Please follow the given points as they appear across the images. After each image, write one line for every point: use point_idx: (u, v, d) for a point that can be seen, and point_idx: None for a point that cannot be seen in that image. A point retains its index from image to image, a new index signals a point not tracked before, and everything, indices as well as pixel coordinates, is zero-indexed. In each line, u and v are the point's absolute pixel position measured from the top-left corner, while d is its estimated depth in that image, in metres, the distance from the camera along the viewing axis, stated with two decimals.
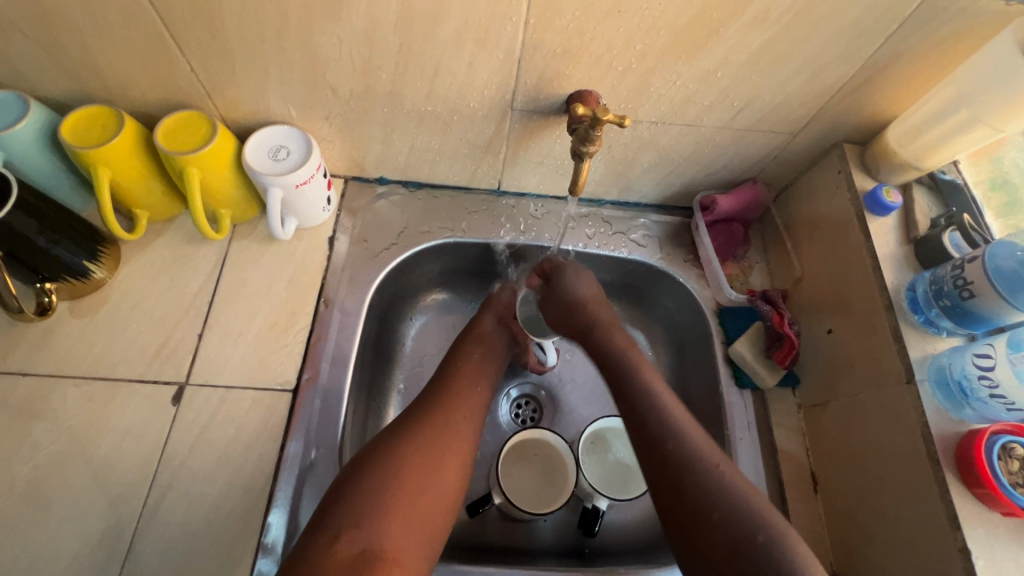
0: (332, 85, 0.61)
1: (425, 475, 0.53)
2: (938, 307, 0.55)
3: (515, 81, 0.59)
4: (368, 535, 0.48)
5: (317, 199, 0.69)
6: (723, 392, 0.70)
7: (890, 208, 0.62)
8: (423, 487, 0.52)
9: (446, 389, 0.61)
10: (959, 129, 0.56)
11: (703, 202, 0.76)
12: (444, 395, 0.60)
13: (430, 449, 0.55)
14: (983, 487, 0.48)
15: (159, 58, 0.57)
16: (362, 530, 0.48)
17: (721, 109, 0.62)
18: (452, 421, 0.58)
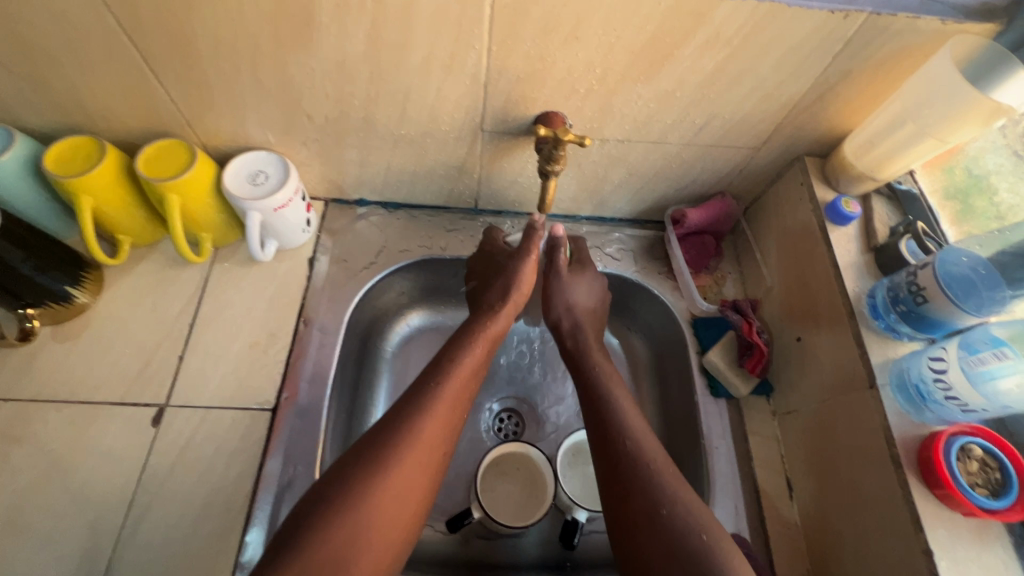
0: (307, 112, 0.63)
1: (398, 516, 0.49)
2: (895, 312, 0.57)
3: (483, 103, 0.62)
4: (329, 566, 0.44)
5: (295, 221, 0.71)
6: (698, 401, 0.71)
7: (850, 218, 0.64)
8: (394, 528, 0.48)
9: (433, 407, 0.54)
10: (910, 140, 0.59)
11: (675, 215, 0.79)
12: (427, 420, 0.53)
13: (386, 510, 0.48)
14: (943, 488, 0.49)
15: (139, 89, 0.60)
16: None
17: (683, 127, 0.65)
18: (431, 447, 0.52)
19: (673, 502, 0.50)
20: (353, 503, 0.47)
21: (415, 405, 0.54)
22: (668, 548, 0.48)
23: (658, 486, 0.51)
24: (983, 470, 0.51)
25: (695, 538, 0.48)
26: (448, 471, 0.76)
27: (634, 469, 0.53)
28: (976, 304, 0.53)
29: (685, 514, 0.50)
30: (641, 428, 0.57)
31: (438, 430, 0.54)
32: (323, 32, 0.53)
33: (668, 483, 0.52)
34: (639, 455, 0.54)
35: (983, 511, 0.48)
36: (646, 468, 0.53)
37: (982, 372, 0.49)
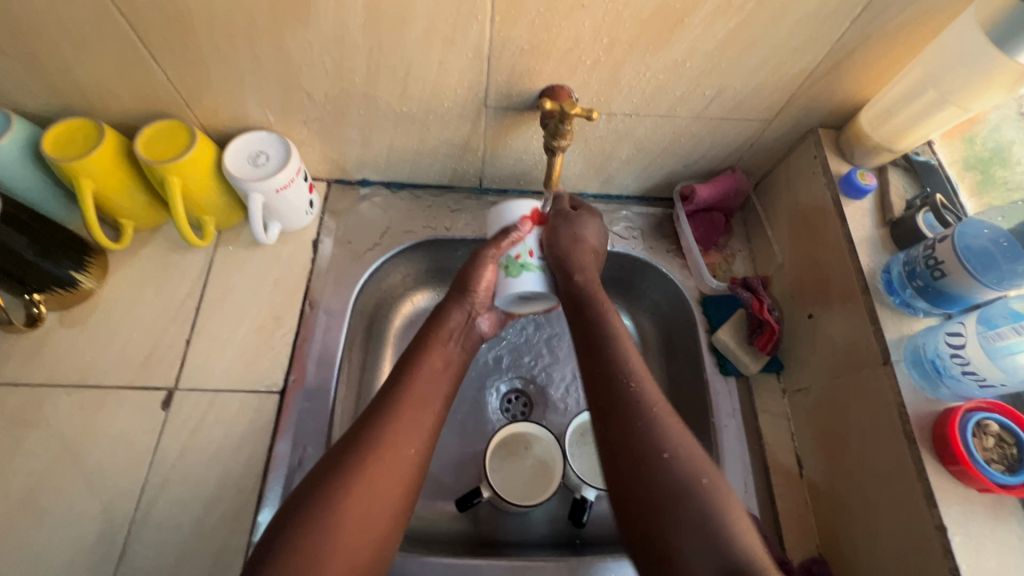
0: (307, 89, 0.62)
1: (375, 515, 0.47)
2: (911, 287, 0.56)
3: (487, 77, 0.60)
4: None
5: (298, 203, 0.70)
6: (707, 380, 0.70)
7: (864, 190, 0.62)
8: (363, 535, 0.46)
9: (396, 415, 0.52)
10: (930, 109, 0.57)
11: (684, 192, 0.77)
12: (395, 423, 0.52)
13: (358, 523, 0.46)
14: (958, 464, 0.48)
15: (135, 69, 0.58)
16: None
17: (693, 99, 0.63)
18: (401, 454, 0.50)
19: (676, 446, 0.47)
20: (324, 505, 0.46)
21: (380, 408, 0.53)
22: (667, 493, 0.45)
23: (660, 430, 0.48)
24: (999, 446, 0.50)
25: (695, 484, 0.45)
26: (457, 451, 0.76)
27: (637, 409, 0.50)
28: (996, 278, 0.51)
29: (687, 457, 0.47)
30: (644, 372, 0.53)
31: (407, 437, 0.51)
32: (321, 5, 0.52)
33: (668, 425, 0.49)
34: (642, 400, 0.50)
35: (999, 486, 0.48)
36: (641, 409, 0.50)
37: (1001, 347, 0.48)
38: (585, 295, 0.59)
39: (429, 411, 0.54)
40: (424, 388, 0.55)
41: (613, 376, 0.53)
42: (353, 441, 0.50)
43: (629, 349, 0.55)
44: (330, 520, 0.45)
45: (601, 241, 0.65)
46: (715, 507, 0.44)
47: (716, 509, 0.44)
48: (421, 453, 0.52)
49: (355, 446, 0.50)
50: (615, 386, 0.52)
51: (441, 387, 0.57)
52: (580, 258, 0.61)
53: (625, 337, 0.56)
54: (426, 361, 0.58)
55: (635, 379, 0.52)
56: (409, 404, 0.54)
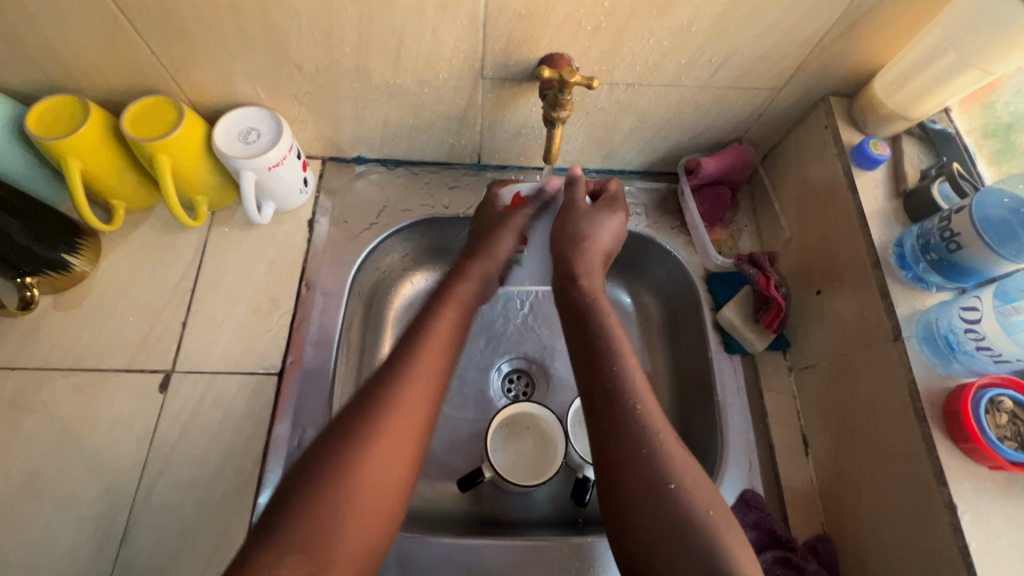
0: (296, 61, 0.60)
1: (378, 488, 0.46)
2: (925, 261, 0.54)
3: (483, 46, 0.57)
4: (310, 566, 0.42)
5: (292, 181, 0.68)
6: (712, 358, 0.69)
7: (878, 160, 0.60)
8: (375, 502, 0.46)
9: (408, 377, 0.51)
10: (949, 74, 0.54)
11: (689, 165, 0.75)
12: (407, 388, 0.50)
13: (362, 503, 0.45)
14: (970, 441, 0.47)
15: (118, 43, 0.56)
16: (307, 564, 0.42)
17: (699, 67, 0.60)
18: (411, 417, 0.49)
19: (680, 478, 0.47)
20: (329, 477, 0.45)
21: (392, 371, 0.51)
22: (665, 523, 0.45)
23: (664, 460, 0.47)
24: (1013, 422, 0.49)
25: (697, 519, 0.45)
26: (459, 431, 0.76)
27: (638, 436, 0.48)
28: (1014, 250, 0.49)
29: (691, 490, 0.46)
30: (646, 390, 0.52)
31: (417, 417, 0.50)
32: None
33: (674, 456, 0.48)
34: (644, 425, 0.49)
35: (1011, 464, 0.46)
36: (645, 441, 0.48)
37: (1016, 322, 0.47)
38: (587, 292, 0.61)
39: (437, 377, 0.53)
40: (432, 351, 0.54)
41: (617, 399, 0.51)
42: (354, 415, 0.48)
43: (631, 365, 0.54)
44: (340, 486, 0.45)
45: (613, 242, 0.66)
46: (721, 552, 0.44)
47: (714, 555, 0.44)
48: (428, 416, 0.51)
49: (363, 412, 0.48)
50: (620, 413, 0.50)
51: (450, 350, 0.56)
52: (585, 256, 0.63)
53: (632, 361, 0.54)
54: (434, 322, 0.57)
55: (639, 400, 0.51)
56: (421, 385, 0.51)
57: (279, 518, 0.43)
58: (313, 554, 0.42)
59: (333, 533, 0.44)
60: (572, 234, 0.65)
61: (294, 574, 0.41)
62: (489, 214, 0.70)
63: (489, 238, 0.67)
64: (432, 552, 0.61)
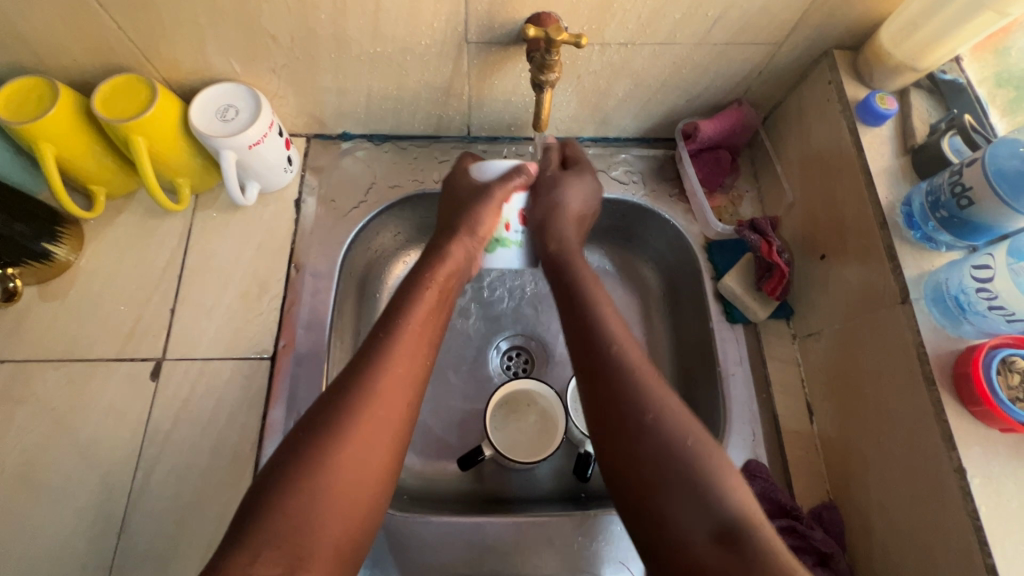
0: (270, 32, 0.57)
1: (360, 470, 0.45)
2: (934, 219, 0.51)
3: (465, 7, 0.54)
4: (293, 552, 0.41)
5: (275, 159, 0.66)
6: (714, 329, 0.67)
7: (884, 116, 0.57)
8: (352, 497, 0.44)
9: (382, 368, 0.49)
10: (960, 18, 0.51)
11: (686, 129, 0.72)
12: (382, 374, 0.48)
13: (342, 486, 0.44)
14: (981, 404, 0.45)
15: (82, 18, 0.54)
16: (282, 563, 0.40)
17: (695, 22, 0.57)
18: (386, 409, 0.48)
19: (659, 407, 0.46)
20: (306, 468, 0.43)
21: (367, 361, 0.49)
22: (657, 452, 0.44)
23: (646, 392, 0.47)
24: None
25: (678, 444, 0.44)
26: (458, 411, 0.75)
27: (618, 371, 0.48)
28: None
29: (674, 420, 0.45)
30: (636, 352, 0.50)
31: (397, 393, 0.49)
32: None
33: (639, 383, 0.47)
34: (625, 367, 0.49)
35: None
36: (629, 377, 0.48)
37: None
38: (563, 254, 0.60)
39: (417, 353, 0.52)
40: (412, 334, 0.52)
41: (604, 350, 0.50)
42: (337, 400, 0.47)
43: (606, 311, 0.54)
44: (315, 482, 0.43)
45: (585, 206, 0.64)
46: (706, 477, 0.42)
47: (704, 473, 0.43)
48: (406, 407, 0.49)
49: (342, 403, 0.47)
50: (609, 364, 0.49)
51: (428, 337, 0.54)
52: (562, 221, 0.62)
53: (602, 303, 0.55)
54: (413, 305, 0.54)
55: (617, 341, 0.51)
56: (397, 362, 0.50)
57: (251, 515, 0.42)
58: (289, 549, 0.41)
59: (315, 520, 0.42)
60: (544, 201, 0.62)
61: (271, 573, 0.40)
62: (460, 187, 0.62)
63: (471, 208, 0.59)
64: (433, 530, 0.60)
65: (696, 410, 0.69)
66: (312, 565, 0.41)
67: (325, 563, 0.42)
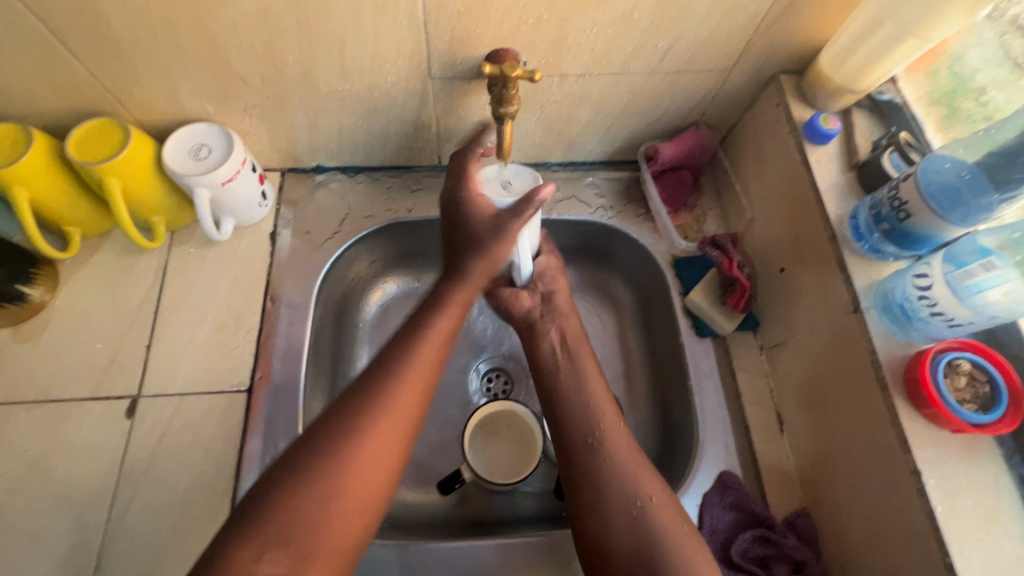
0: (240, 74, 0.59)
1: (374, 475, 0.46)
2: (878, 232, 0.54)
3: (427, 46, 0.57)
4: (300, 552, 0.42)
5: (249, 195, 0.67)
6: (684, 343, 0.69)
7: (829, 135, 0.60)
8: (361, 505, 0.46)
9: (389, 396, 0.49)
10: (889, 44, 0.54)
11: (649, 152, 0.75)
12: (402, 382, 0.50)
13: (362, 485, 0.46)
14: (930, 407, 0.48)
15: (54, 66, 0.55)
16: (286, 561, 0.41)
17: (646, 53, 0.60)
18: (392, 431, 0.48)
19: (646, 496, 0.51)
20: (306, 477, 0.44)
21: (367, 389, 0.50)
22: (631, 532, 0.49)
23: (628, 481, 0.51)
24: (971, 385, 0.49)
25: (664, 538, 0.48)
26: (439, 435, 0.75)
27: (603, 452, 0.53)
28: (962, 215, 0.50)
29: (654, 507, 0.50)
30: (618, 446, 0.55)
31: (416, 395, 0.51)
32: None
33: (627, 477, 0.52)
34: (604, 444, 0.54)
35: (972, 427, 0.47)
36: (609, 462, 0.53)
37: (969, 286, 0.47)
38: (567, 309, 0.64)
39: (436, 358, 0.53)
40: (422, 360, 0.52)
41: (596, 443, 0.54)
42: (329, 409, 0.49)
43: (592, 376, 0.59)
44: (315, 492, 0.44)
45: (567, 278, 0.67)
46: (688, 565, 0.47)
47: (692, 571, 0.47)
48: (409, 430, 0.50)
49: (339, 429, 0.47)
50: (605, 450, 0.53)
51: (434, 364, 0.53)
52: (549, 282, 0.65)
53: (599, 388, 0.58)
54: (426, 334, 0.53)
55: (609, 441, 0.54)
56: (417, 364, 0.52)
57: (252, 517, 0.42)
58: (294, 549, 0.42)
59: (323, 520, 0.43)
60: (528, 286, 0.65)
61: (274, 570, 0.41)
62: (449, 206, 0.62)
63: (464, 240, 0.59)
64: (413, 557, 0.60)
65: (671, 425, 0.71)
66: (316, 567, 0.42)
67: (330, 566, 0.43)
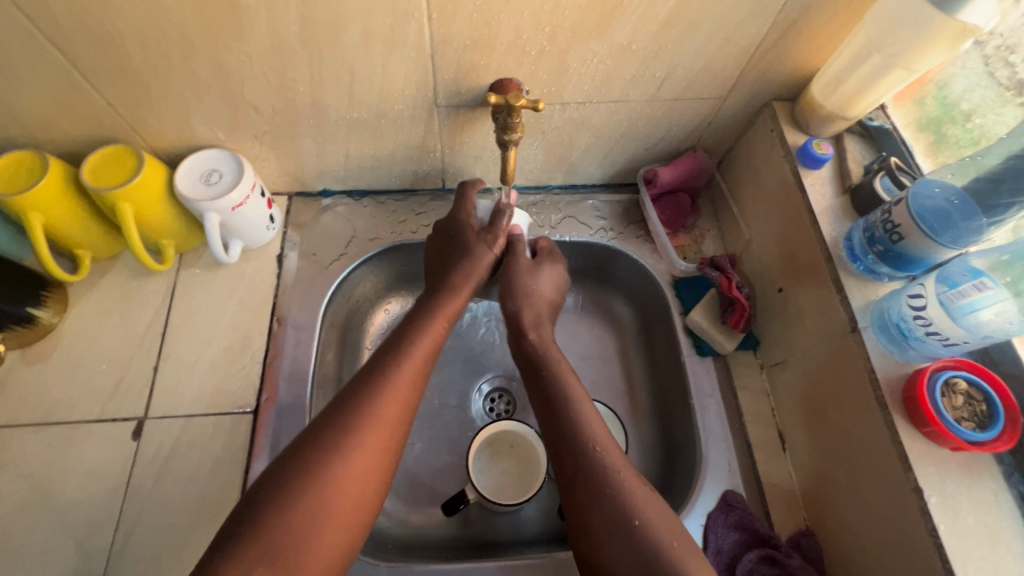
0: (252, 103, 0.61)
1: (353, 494, 0.47)
2: (872, 253, 0.56)
3: (433, 76, 0.59)
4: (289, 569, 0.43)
5: (257, 218, 0.69)
6: (685, 362, 0.70)
7: (822, 159, 0.62)
8: (343, 523, 0.46)
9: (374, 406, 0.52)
10: (876, 74, 0.57)
11: (647, 176, 0.77)
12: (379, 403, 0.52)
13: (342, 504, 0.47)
14: (929, 425, 0.48)
15: (72, 95, 0.57)
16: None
17: (644, 82, 0.62)
18: (372, 450, 0.50)
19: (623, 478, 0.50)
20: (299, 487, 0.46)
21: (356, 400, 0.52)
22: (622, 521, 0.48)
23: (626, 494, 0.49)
24: (969, 403, 0.50)
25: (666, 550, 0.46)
26: (442, 455, 0.75)
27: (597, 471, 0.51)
28: (952, 237, 0.52)
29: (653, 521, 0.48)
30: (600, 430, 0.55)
31: (395, 414, 0.52)
32: (251, 15, 0.51)
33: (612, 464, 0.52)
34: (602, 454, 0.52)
35: (971, 445, 0.48)
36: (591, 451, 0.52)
37: (963, 305, 0.48)
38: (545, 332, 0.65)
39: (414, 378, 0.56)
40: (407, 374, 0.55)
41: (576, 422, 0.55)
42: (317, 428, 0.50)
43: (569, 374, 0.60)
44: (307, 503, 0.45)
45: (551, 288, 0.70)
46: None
47: None
48: (387, 450, 0.51)
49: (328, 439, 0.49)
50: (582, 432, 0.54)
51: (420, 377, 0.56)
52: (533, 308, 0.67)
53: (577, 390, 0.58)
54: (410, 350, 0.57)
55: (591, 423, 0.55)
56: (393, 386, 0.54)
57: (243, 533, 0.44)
58: (282, 566, 0.43)
59: (307, 538, 0.44)
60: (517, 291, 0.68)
61: None
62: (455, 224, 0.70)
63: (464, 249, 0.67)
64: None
65: (674, 444, 0.71)
66: None
67: None
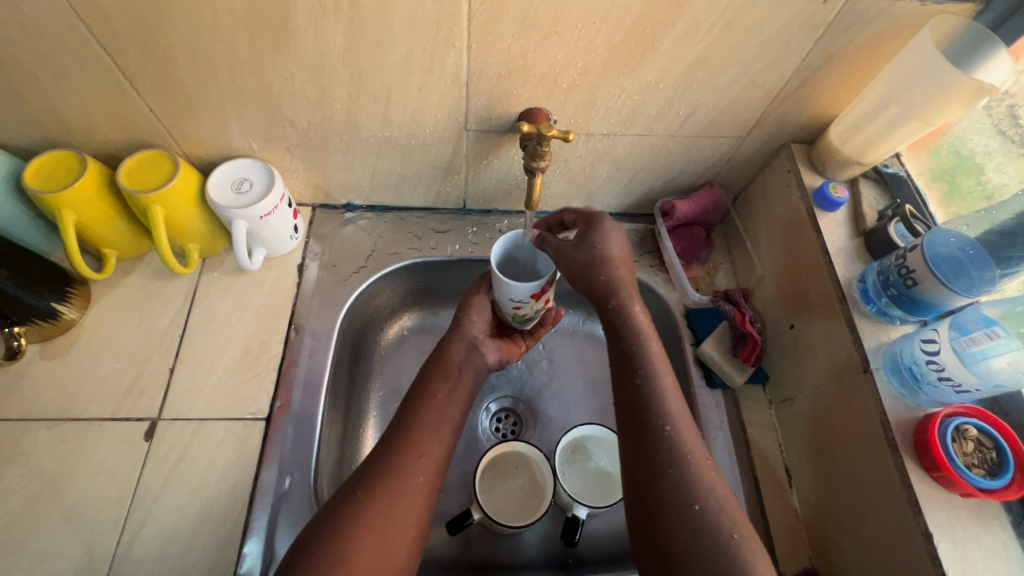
0: (289, 117, 0.63)
1: (398, 517, 0.50)
2: (886, 296, 0.57)
3: (467, 101, 0.61)
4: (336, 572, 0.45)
5: (283, 228, 0.70)
6: (695, 393, 0.71)
7: (837, 203, 0.64)
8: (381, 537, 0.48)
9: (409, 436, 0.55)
10: (893, 124, 0.59)
11: (664, 208, 0.78)
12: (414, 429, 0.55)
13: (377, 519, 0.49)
14: (940, 469, 0.49)
15: (116, 100, 0.59)
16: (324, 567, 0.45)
17: (669, 118, 0.64)
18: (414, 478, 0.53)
19: (705, 497, 0.47)
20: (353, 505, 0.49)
21: (393, 442, 0.54)
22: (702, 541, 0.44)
23: (692, 478, 0.48)
24: (979, 450, 0.51)
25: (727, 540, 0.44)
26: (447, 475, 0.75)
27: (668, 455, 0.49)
28: (966, 285, 0.54)
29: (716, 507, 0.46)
30: (680, 411, 0.52)
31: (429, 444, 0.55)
32: (300, 36, 0.53)
33: (707, 476, 0.48)
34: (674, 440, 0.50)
35: (981, 491, 0.48)
36: (681, 451, 0.49)
37: (975, 352, 0.50)
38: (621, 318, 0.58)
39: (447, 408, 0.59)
40: (436, 413, 0.58)
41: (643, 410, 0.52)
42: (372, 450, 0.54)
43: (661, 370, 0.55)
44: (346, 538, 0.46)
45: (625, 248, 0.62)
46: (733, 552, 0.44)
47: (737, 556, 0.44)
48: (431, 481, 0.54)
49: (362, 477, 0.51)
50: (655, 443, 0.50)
51: (453, 407, 0.60)
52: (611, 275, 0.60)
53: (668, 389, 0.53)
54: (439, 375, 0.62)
55: (672, 422, 0.51)
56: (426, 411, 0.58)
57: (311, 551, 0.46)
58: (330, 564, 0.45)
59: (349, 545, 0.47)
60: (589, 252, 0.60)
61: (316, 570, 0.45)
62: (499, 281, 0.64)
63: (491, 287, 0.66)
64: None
65: None
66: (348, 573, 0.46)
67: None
